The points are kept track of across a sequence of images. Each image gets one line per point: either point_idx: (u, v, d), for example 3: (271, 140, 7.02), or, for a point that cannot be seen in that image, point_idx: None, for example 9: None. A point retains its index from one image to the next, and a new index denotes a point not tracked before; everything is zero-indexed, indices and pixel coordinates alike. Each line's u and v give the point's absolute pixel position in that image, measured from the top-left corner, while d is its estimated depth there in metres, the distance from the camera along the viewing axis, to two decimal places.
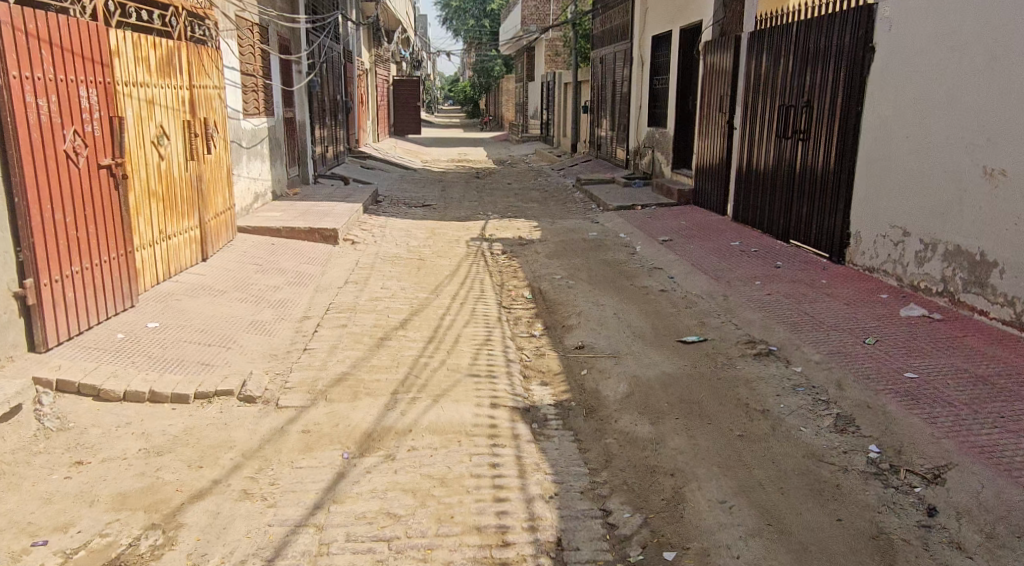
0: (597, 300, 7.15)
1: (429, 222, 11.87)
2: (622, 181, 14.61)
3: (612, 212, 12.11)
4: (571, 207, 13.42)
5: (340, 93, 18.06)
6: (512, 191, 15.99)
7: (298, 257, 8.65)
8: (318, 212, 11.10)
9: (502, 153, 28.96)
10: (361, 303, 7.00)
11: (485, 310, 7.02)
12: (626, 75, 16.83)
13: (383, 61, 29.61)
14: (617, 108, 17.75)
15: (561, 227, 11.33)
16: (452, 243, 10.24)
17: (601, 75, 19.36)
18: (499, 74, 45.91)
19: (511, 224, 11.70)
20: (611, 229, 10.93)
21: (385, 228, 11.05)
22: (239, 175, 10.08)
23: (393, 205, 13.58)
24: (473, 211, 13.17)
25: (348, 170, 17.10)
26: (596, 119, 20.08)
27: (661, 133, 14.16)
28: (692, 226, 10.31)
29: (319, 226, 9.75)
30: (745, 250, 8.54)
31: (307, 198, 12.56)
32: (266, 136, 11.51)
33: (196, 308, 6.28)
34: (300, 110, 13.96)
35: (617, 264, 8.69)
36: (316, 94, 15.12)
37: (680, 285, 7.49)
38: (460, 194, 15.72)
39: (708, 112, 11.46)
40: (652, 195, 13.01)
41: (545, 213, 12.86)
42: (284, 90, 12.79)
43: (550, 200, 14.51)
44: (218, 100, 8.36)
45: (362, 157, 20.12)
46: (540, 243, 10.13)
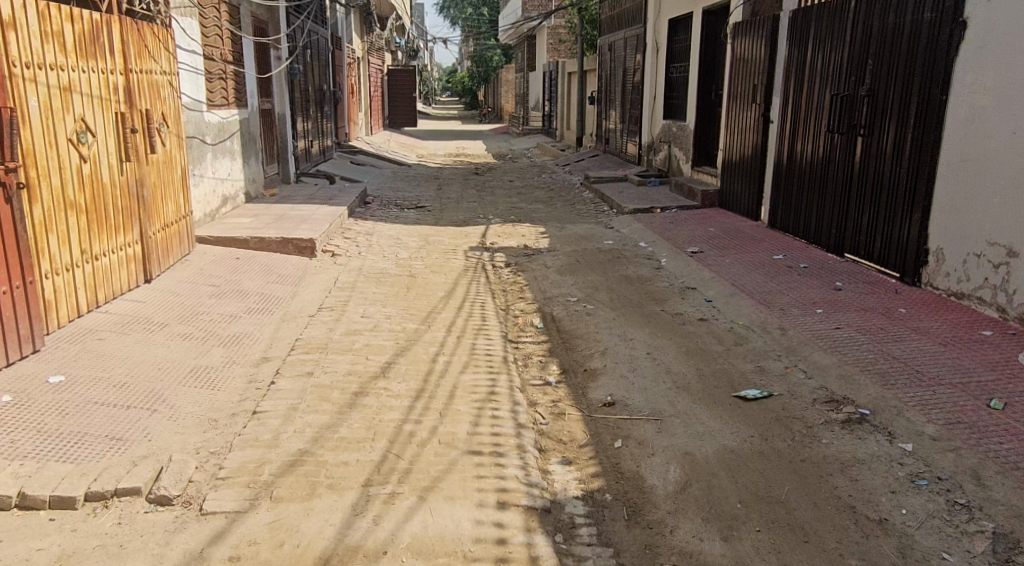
0: (624, 334, 5.87)
1: (423, 228, 10.57)
2: (636, 180, 13.32)
3: (627, 216, 10.82)
4: (580, 209, 12.13)
5: (326, 83, 16.77)
6: (514, 190, 14.68)
7: (265, 276, 7.35)
8: (296, 217, 9.80)
9: (502, 147, 27.61)
10: (335, 338, 5.71)
11: (487, 347, 5.74)
12: (638, 63, 15.50)
13: (376, 50, 28.32)
14: (628, 99, 16.42)
15: (571, 235, 10.05)
16: (447, 254, 8.95)
17: (610, 63, 18.01)
18: (498, 65, 44.51)
19: (514, 230, 10.42)
20: (629, 237, 9.64)
21: (371, 236, 9.74)
22: (202, 176, 8.80)
23: (383, 207, 12.28)
24: (471, 214, 11.87)
25: (336, 167, 15.79)
26: (604, 111, 18.73)
27: (679, 126, 12.85)
28: (722, 234, 9.01)
29: (294, 235, 8.46)
30: (792, 266, 7.25)
31: (286, 200, 11.26)
32: (236, 131, 10.22)
33: (124, 352, 5.01)
34: (279, 101, 12.68)
35: (640, 283, 7.41)
36: (299, 84, 13.80)
37: (722, 314, 6.20)
38: (457, 193, 14.41)
39: (738, 103, 10.14)
40: (670, 196, 11.71)
41: (551, 217, 11.57)
42: (260, 78, 11.50)
43: (557, 201, 13.22)
44: (168, 90, 7.11)
45: (353, 152, 18.85)
46: (548, 255, 8.84)
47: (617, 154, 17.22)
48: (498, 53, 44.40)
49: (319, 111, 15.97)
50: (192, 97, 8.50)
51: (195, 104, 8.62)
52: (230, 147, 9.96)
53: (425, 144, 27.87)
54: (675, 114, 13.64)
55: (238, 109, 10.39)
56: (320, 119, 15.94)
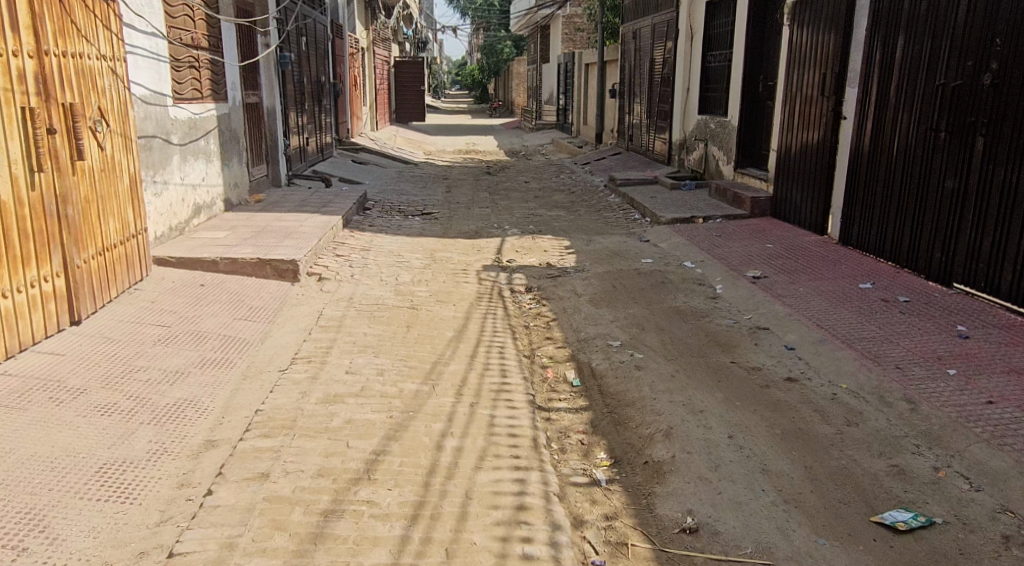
0: (690, 400, 4.45)
1: (430, 241, 9.17)
2: (669, 182, 11.88)
3: (664, 227, 9.38)
4: (607, 217, 10.71)
5: (324, 73, 15.38)
6: (531, 193, 13.25)
7: (233, 310, 5.98)
8: (281, 229, 8.42)
9: (515, 143, 26.20)
10: (309, 408, 4.31)
11: (509, 419, 4.33)
12: (668, 52, 14.02)
13: (380, 40, 26.93)
14: (655, 92, 14.97)
15: (602, 251, 8.63)
16: (457, 276, 7.54)
17: (634, 53, 16.55)
18: (509, 57, 43.13)
19: (535, 244, 8.99)
20: (670, 254, 8.20)
21: (368, 252, 8.36)
22: (166, 183, 7.41)
23: (384, 214, 10.89)
24: (484, 222, 10.46)
25: (334, 167, 14.40)
26: (627, 105, 17.27)
27: (719, 122, 11.40)
28: (785, 253, 7.55)
29: (273, 254, 7.08)
30: (889, 299, 5.80)
31: (273, 207, 9.88)
32: (212, 128, 8.83)
33: (7, 442, 3.59)
34: (266, 94, 11.26)
35: (697, 320, 5.98)
36: (291, 75, 12.40)
37: (815, 371, 4.77)
38: (468, 197, 12.99)
39: (797, 97, 8.68)
40: (711, 202, 10.27)
41: (575, 226, 10.15)
42: (242, 66, 10.11)
43: (579, 206, 11.80)
44: (111, 80, 5.73)
45: (354, 148, 17.48)
46: (577, 278, 7.43)
47: (643, 152, 15.77)
48: (509, 44, 43.02)
49: (317, 105, 14.57)
50: (152, 89, 7.10)
51: (157, 97, 7.22)
52: (205, 147, 8.56)
53: (433, 140, 26.47)
54: (712, 109, 12.16)
55: (216, 103, 9.00)
56: (317, 114, 14.54)
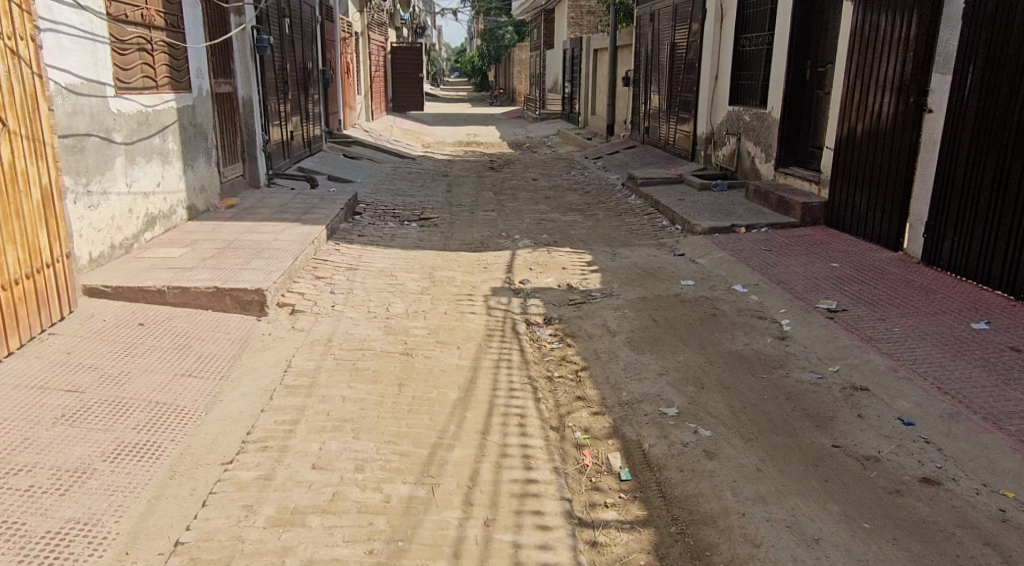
0: (796, 519, 3.15)
1: (429, 256, 7.87)
2: (698, 183, 10.57)
3: (700, 238, 8.06)
4: (630, 224, 9.41)
5: (312, 59, 14.03)
6: (540, 194, 11.94)
7: (175, 360, 4.67)
8: (251, 243, 7.10)
9: (518, 133, 24.86)
10: (253, 542, 3.00)
11: (541, 552, 3.04)
12: (692, 35, 12.68)
13: (376, 24, 25.56)
14: (676, 79, 13.64)
15: (631, 269, 7.33)
16: (463, 305, 6.24)
17: (651, 37, 15.21)
18: (510, 43, 41.76)
19: (550, 259, 7.68)
20: (713, 274, 6.89)
21: (355, 271, 7.05)
22: (105, 191, 6.09)
23: (376, 220, 9.58)
24: (490, 231, 9.16)
25: (323, 164, 13.09)
26: (643, 95, 15.94)
27: (757, 115, 10.09)
28: (856, 274, 6.24)
29: (236, 279, 5.78)
30: (1020, 348, 4.51)
31: (247, 214, 8.58)
32: (170, 122, 7.51)
33: None
34: (241, 82, 9.91)
35: (769, 372, 4.67)
36: (272, 61, 11.07)
37: (959, 469, 3.47)
38: (470, 198, 11.68)
39: (863, 87, 7.34)
40: (751, 207, 8.96)
41: (595, 235, 8.85)
42: (209, 50, 8.79)
43: (597, 210, 10.50)
44: (9, 63, 4.43)
45: (346, 142, 16.15)
46: (607, 308, 6.12)
47: (661, 146, 14.44)
48: (510, 30, 41.61)
49: (303, 95, 13.24)
50: (85, 76, 5.79)
51: (92, 86, 5.91)
52: (160, 145, 7.24)
53: (433, 131, 25.16)
54: (746, 99, 10.83)
55: (176, 94, 7.70)
56: (304, 104, 13.20)
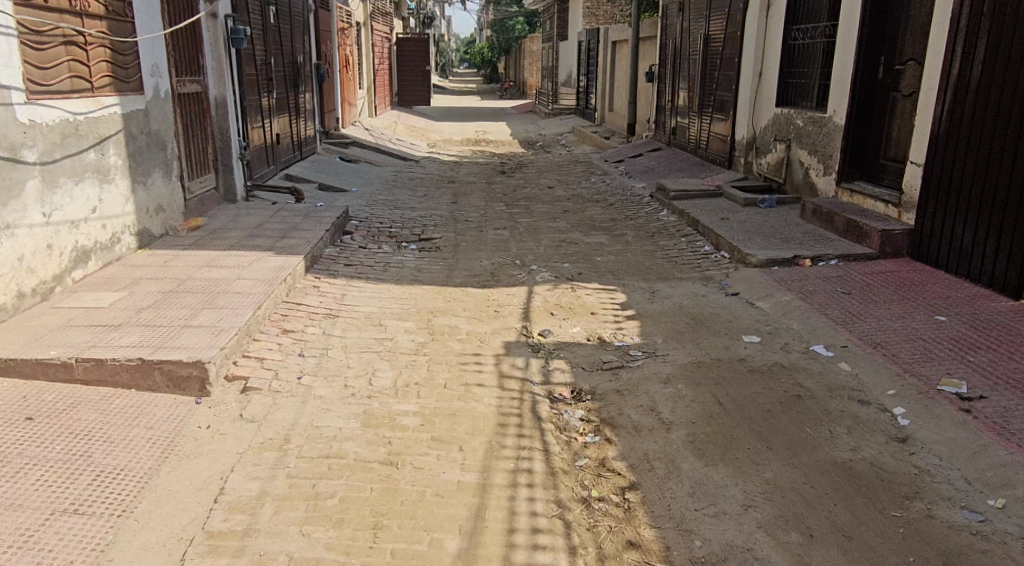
0: None
1: (428, 294, 6.51)
2: (741, 199, 9.20)
3: (755, 273, 6.66)
4: (665, 249, 8.02)
5: (303, 52, 12.67)
6: (558, 207, 10.56)
7: (60, 482, 3.33)
8: (207, 281, 5.75)
9: (530, 130, 23.42)
10: None
11: None
12: (730, 26, 11.25)
13: (379, 14, 24.16)
14: (709, 75, 12.22)
15: (676, 316, 5.95)
16: (468, 373, 4.89)
17: (681, 28, 13.76)
18: (520, 34, 40.24)
19: (575, 301, 6.31)
20: (781, 326, 5.51)
21: (336, 318, 5.71)
22: (7, 225, 4.75)
23: (369, 243, 8.24)
24: (502, 258, 7.80)
25: (313, 171, 11.75)
26: (669, 92, 14.51)
27: (815, 119, 8.68)
28: (976, 334, 4.86)
29: (171, 343, 4.41)
30: None
31: (214, 238, 7.24)
32: (112, 132, 6.17)
33: None
34: (212, 80, 8.55)
35: (900, 504, 3.30)
36: (253, 56, 9.71)
37: None
38: (478, 212, 10.31)
39: (967, 94, 5.92)
40: (811, 231, 7.56)
41: (626, 266, 7.48)
42: (169, 42, 7.45)
43: (624, 230, 9.12)
44: None
45: (343, 143, 14.81)
46: (653, 380, 4.76)
47: (690, 150, 13.03)
48: (520, 20, 40.10)
49: (291, 93, 11.87)
50: None
51: None
52: (96, 161, 5.89)
53: (439, 127, 23.79)
54: (798, 100, 9.43)
55: (121, 96, 6.36)
56: (292, 102, 11.85)
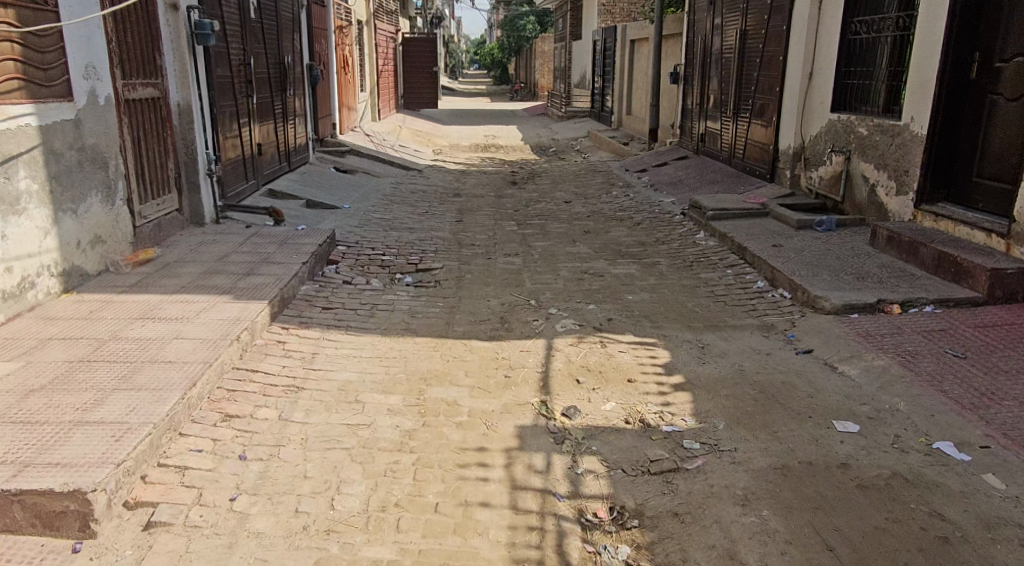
0: None
1: (421, 352, 5.23)
2: (793, 222, 7.89)
3: (831, 323, 5.35)
4: (709, 286, 6.70)
5: (292, 52, 11.43)
6: (578, 228, 9.25)
7: None
8: (135, 341, 4.49)
9: (543, 135, 22.12)
10: None
11: None
12: (773, 20, 9.92)
13: (384, 13, 22.94)
14: (746, 76, 10.90)
15: (737, 385, 4.64)
16: (470, 484, 3.60)
17: (711, 25, 12.44)
18: (532, 34, 38.89)
19: (606, 363, 5.01)
20: (881, 405, 4.19)
21: (301, 390, 4.43)
22: None
23: (356, 276, 6.97)
24: (513, 296, 6.51)
25: (302, 184, 10.51)
26: (697, 95, 13.19)
27: (884, 127, 7.36)
28: None
29: (48, 456, 3.14)
30: None
31: (164, 274, 5.99)
32: (22, 148, 4.92)
33: None
34: (173, 83, 7.30)
35: None
36: (227, 55, 8.46)
37: None
38: (486, 233, 9.03)
39: None
40: (889, 265, 6.24)
41: (664, 308, 6.17)
42: (113, 38, 6.19)
43: (656, 257, 7.81)
44: None
45: (339, 152, 13.57)
46: (722, 499, 3.46)
47: (723, 159, 11.71)
48: (532, 20, 38.79)
49: (278, 97, 10.63)
50: None
51: None
52: None
53: (446, 131, 22.50)
54: (861, 104, 8.10)
55: (37, 103, 5.12)
56: (277, 108, 10.61)
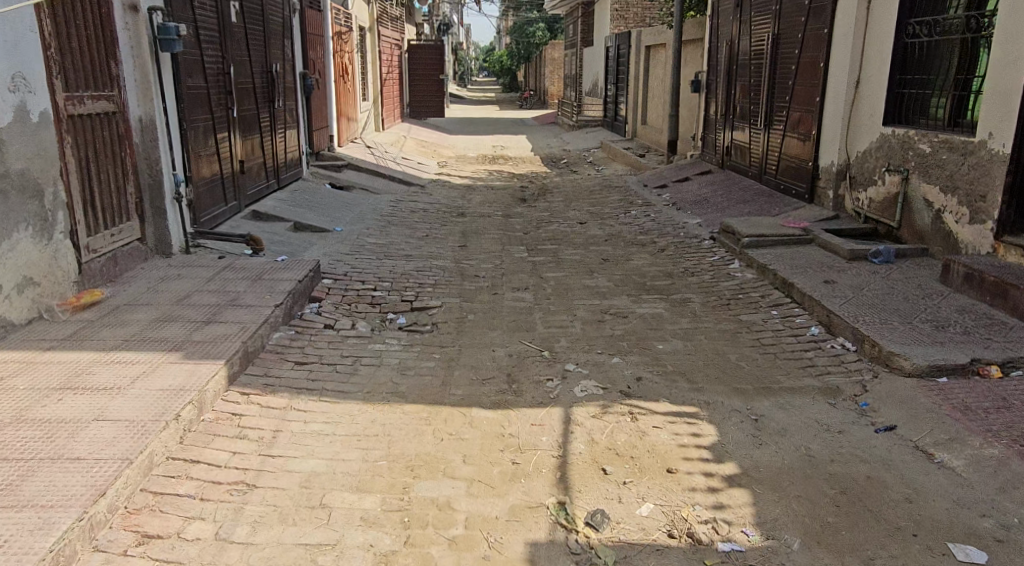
0: None
1: (409, 424, 4.26)
2: (843, 252, 6.90)
3: (915, 389, 4.33)
4: (753, 332, 5.70)
5: (282, 60, 10.50)
6: (595, 256, 8.27)
7: None
8: (42, 426, 3.53)
9: (554, 145, 21.15)
10: None
11: None
12: (812, 22, 8.93)
13: (388, 19, 22.06)
14: (778, 84, 9.90)
15: (807, 479, 3.64)
16: None
17: (738, 29, 11.46)
18: (542, 41, 38.00)
19: (637, 443, 4.03)
20: (1006, 520, 3.26)
21: (250, 492, 3.45)
22: None
23: (341, 320, 6.01)
24: (523, 347, 5.53)
25: (292, 205, 9.57)
26: (722, 105, 12.21)
27: (953, 145, 6.37)
28: None
29: None
30: None
31: (107, 323, 5.03)
32: None
33: None
34: (132, 94, 6.37)
35: None
36: (201, 62, 7.53)
37: None
38: (493, 261, 8.06)
39: None
40: (971, 312, 5.25)
41: (702, 363, 5.18)
42: (49, 42, 5.26)
43: (687, 293, 6.81)
44: None
45: (336, 167, 12.63)
46: None
47: (753, 175, 10.71)
48: (542, 26, 37.91)
49: (264, 108, 9.70)
50: None
51: None
52: None
53: (453, 141, 21.54)
54: (920, 117, 7.11)
55: None
56: (264, 120, 9.68)
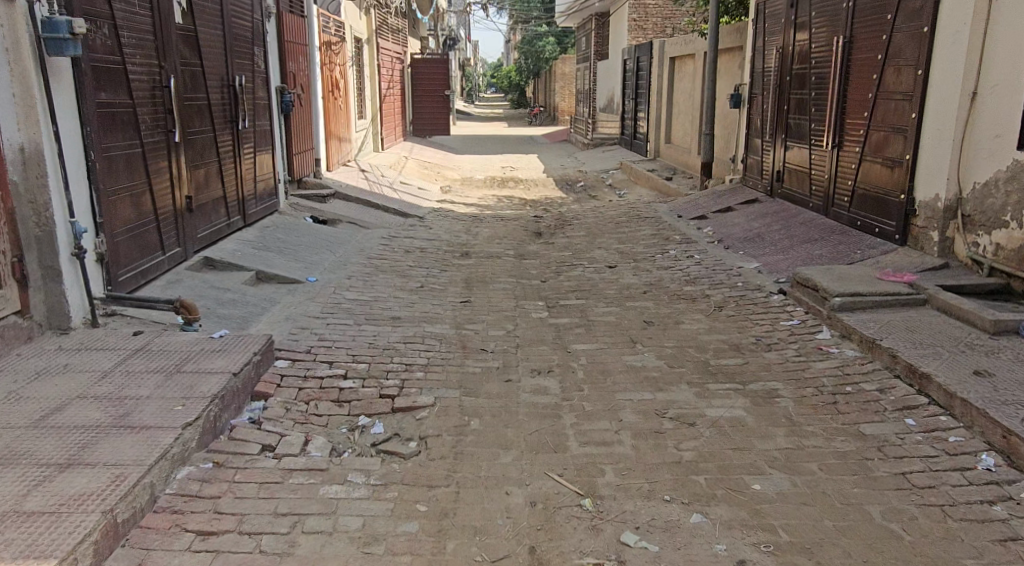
0: None
1: None
2: (982, 321, 5.09)
3: None
4: (891, 460, 3.85)
5: (249, 72, 8.76)
6: (634, 316, 6.43)
7: None
8: None
9: (568, 166, 19.42)
10: None
11: None
12: (902, 20, 7.13)
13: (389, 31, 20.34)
14: (850, 97, 8.10)
15: None
16: None
17: (792, 34, 9.69)
18: (551, 56, 36.38)
19: None
20: None
21: None
22: None
23: (291, 434, 4.22)
24: (550, 487, 3.70)
25: (256, 247, 7.80)
26: (770, 123, 10.41)
27: None
28: None
29: None
30: None
31: None
32: None
33: None
34: (6, 113, 4.59)
35: None
36: (121, 70, 5.76)
37: None
38: (503, 325, 6.25)
39: None
40: None
41: (832, 522, 3.35)
42: None
43: (771, 381, 4.95)
44: None
45: (319, 196, 10.87)
46: None
47: (815, 206, 8.88)
48: (551, 41, 36.33)
49: (225, 129, 7.95)
50: None
51: None
52: None
53: (459, 162, 19.80)
54: None
55: None
56: (224, 144, 7.92)
